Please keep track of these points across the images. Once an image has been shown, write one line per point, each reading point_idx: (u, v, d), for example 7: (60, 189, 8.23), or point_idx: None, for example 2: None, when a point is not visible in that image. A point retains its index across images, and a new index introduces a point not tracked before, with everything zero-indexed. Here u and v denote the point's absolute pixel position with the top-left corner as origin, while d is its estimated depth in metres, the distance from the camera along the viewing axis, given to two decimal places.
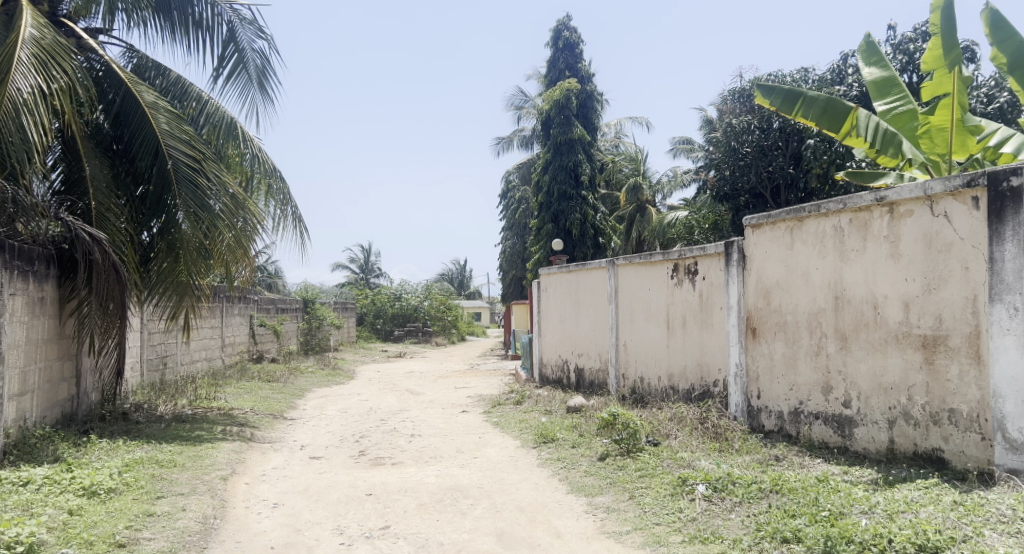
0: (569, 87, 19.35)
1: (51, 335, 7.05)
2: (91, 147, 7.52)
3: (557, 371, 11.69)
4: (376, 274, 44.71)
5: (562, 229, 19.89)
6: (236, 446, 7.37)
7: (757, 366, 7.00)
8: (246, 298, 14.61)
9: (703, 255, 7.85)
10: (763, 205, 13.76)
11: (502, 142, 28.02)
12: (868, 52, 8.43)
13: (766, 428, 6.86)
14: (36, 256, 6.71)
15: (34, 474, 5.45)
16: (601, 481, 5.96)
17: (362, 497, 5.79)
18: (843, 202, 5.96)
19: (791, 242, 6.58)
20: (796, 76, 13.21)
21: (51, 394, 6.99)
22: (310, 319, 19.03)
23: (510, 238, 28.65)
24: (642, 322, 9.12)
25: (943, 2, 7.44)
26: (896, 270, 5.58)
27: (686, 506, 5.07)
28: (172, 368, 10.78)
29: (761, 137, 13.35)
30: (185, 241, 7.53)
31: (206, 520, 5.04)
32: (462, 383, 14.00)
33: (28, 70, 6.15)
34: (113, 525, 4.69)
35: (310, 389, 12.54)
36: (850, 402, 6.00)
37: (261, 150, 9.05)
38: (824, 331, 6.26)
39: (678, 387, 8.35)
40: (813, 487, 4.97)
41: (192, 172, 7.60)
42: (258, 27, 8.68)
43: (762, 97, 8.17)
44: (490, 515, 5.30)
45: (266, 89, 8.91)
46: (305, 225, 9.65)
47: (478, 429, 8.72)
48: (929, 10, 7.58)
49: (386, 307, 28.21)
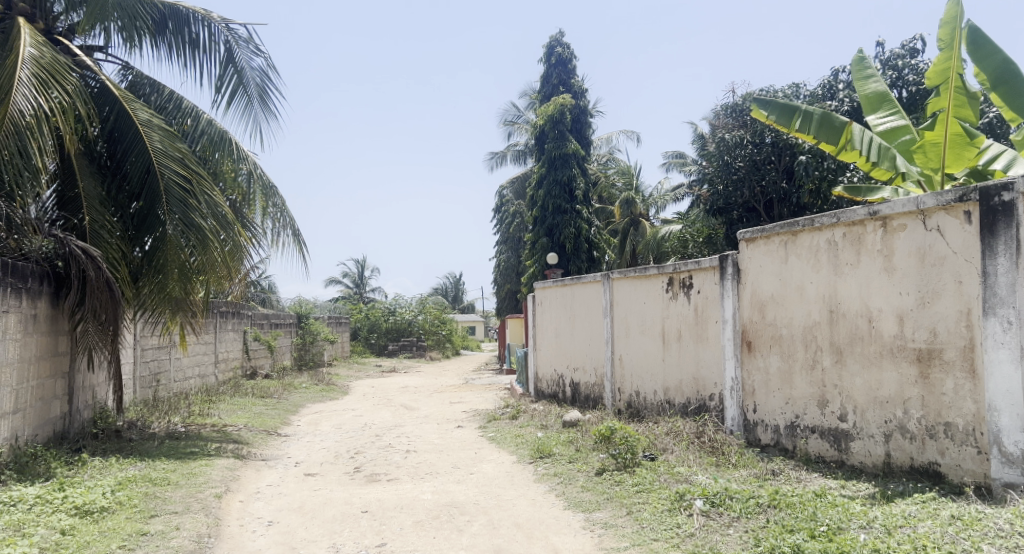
0: (563, 103, 19.50)
1: (43, 352, 6.97)
2: (85, 165, 7.53)
3: (553, 386, 11.65)
4: (371, 289, 44.78)
5: (556, 243, 19.91)
6: (231, 464, 7.32)
7: (753, 381, 7.00)
8: (240, 313, 14.56)
9: (698, 269, 7.88)
10: (756, 219, 13.85)
11: (495, 158, 28.17)
12: (861, 69, 8.50)
13: (762, 442, 6.87)
14: (29, 272, 6.66)
15: (26, 493, 5.39)
16: (598, 497, 5.94)
17: (357, 514, 5.76)
18: (836, 217, 6.00)
19: (785, 256, 6.61)
20: (787, 92, 13.35)
21: (43, 412, 6.92)
22: (303, 334, 18.93)
23: (505, 252, 28.79)
24: (638, 336, 9.11)
25: (954, 17, 7.22)
26: (890, 284, 5.61)
27: (684, 521, 5.05)
28: (164, 385, 10.69)
29: (753, 152, 13.43)
30: (169, 255, 7.46)
31: (200, 539, 4.98)
32: (457, 397, 13.96)
33: (29, 91, 6.20)
34: (106, 544, 4.64)
35: (303, 405, 12.46)
36: (846, 415, 6.00)
37: (256, 166, 9.05)
38: (819, 344, 6.27)
39: (674, 401, 8.33)
40: (811, 502, 4.96)
41: (183, 191, 7.60)
42: (255, 45, 8.64)
43: (758, 109, 8.36)
44: (487, 532, 5.28)
45: (267, 105, 8.89)
46: (303, 240, 9.68)
47: (473, 445, 8.71)
48: (938, 25, 7.32)
49: (380, 322, 28.12)
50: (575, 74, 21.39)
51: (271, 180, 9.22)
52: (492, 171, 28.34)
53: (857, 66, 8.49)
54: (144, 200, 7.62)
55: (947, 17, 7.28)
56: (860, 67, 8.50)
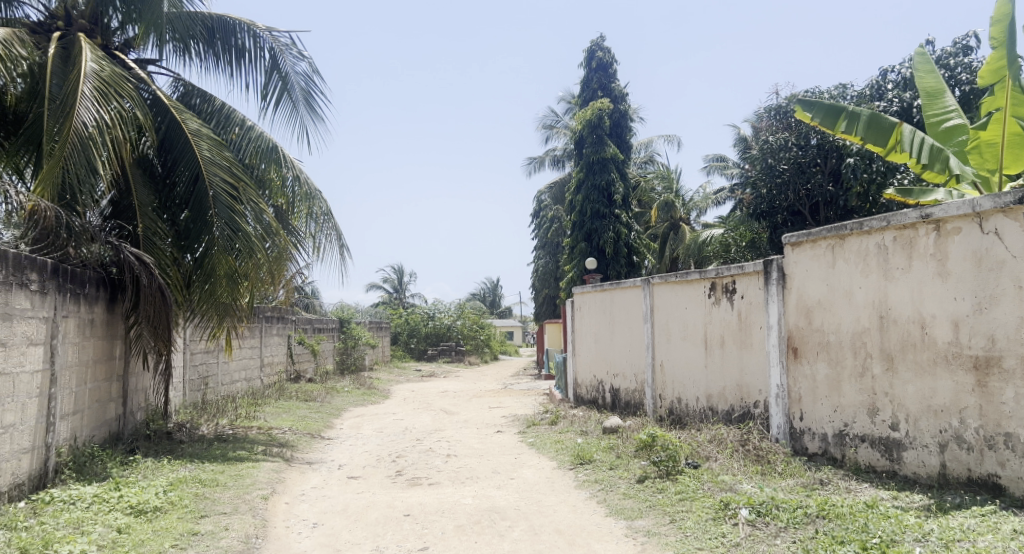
0: (601, 107, 19.20)
1: (100, 356, 7.18)
2: (138, 175, 7.77)
3: (592, 392, 11.60)
4: (409, 294, 45.22)
5: (595, 248, 19.83)
6: (276, 466, 7.44)
7: (799, 388, 6.87)
8: (284, 317, 14.82)
9: (742, 274, 7.76)
10: (801, 222, 13.60)
11: (533, 163, 28.23)
12: (924, 62, 8.22)
13: (809, 450, 6.72)
14: (87, 279, 6.85)
15: (84, 492, 5.56)
16: (640, 504, 5.88)
17: (400, 518, 5.80)
18: (886, 220, 5.86)
19: (833, 261, 6.47)
20: (833, 92, 13.10)
21: (99, 414, 7.12)
22: (346, 339, 19.18)
23: (543, 257, 28.82)
24: (680, 342, 9.01)
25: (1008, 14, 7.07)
26: (944, 289, 5.45)
27: (729, 531, 4.97)
28: (212, 388, 10.95)
29: (798, 154, 13.18)
30: (217, 261, 7.62)
31: (248, 539, 5.07)
32: (496, 402, 13.97)
33: (92, 104, 6.46)
34: (160, 543, 4.76)
35: (345, 408, 12.60)
36: (898, 424, 5.84)
37: (300, 171, 9.20)
38: (868, 351, 6.12)
39: (717, 408, 8.21)
40: (862, 513, 4.84)
41: (230, 199, 7.78)
42: (298, 50, 8.81)
43: (803, 111, 8.21)
44: (529, 537, 5.27)
45: (312, 108, 9.05)
46: (346, 245, 9.81)
47: (513, 450, 8.70)
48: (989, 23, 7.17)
49: (419, 327, 28.34)
50: (615, 78, 21.25)
51: (314, 187, 9.36)
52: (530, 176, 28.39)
53: (919, 59, 8.20)
54: (192, 208, 7.81)
55: (999, 15, 7.14)
56: (923, 59, 8.21)
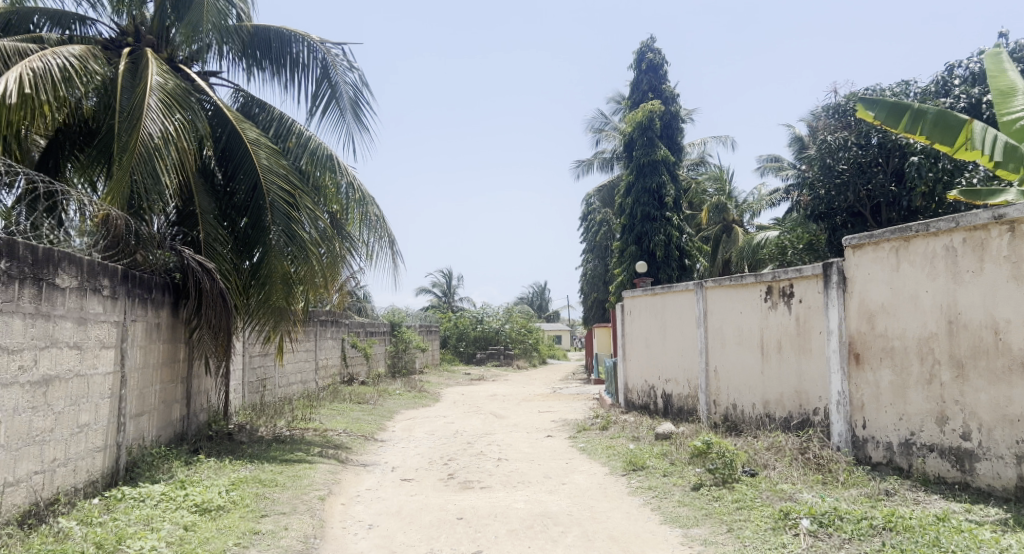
0: (652, 109, 19.01)
1: (165, 359, 7.42)
2: (201, 183, 8.02)
3: (643, 397, 11.46)
4: (458, 298, 45.50)
5: (645, 251, 19.63)
6: (331, 467, 7.56)
7: (861, 395, 6.65)
8: (338, 321, 15.07)
9: (800, 277, 7.56)
10: (861, 224, 13.21)
11: (581, 166, 28.13)
12: (996, 64, 8.10)
13: (873, 460, 6.49)
14: (153, 284, 7.08)
15: (152, 490, 5.74)
16: (696, 512, 5.77)
17: (453, 521, 5.82)
18: (955, 221, 5.64)
19: (897, 264, 6.25)
20: (896, 89, 12.71)
21: (165, 414, 7.36)
22: (397, 342, 19.40)
23: (592, 260, 28.67)
24: (735, 347, 8.82)
25: None
26: (1020, 293, 5.21)
27: (790, 541, 4.84)
28: (269, 390, 11.19)
29: (858, 153, 12.82)
30: (273, 266, 7.78)
31: (307, 539, 5.16)
32: (546, 407, 13.94)
33: (157, 116, 6.71)
34: (224, 541, 4.88)
35: (397, 411, 12.73)
36: (970, 434, 5.60)
37: (354, 177, 9.35)
38: (936, 357, 5.89)
39: (775, 415, 8.01)
40: (932, 526, 4.65)
41: (287, 206, 7.95)
42: (349, 62, 8.96)
43: (866, 110, 7.98)
44: (583, 544, 5.22)
45: (359, 118, 9.15)
46: (397, 250, 9.93)
47: (565, 455, 8.65)
48: None
49: (468, 330, 28.47)
50: (666, 80, 21.02)
51: (367, 193, 9.50)
52: (579, 179, 28.29)
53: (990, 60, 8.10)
54: (251, 216, 8.01)
55: None
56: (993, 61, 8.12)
